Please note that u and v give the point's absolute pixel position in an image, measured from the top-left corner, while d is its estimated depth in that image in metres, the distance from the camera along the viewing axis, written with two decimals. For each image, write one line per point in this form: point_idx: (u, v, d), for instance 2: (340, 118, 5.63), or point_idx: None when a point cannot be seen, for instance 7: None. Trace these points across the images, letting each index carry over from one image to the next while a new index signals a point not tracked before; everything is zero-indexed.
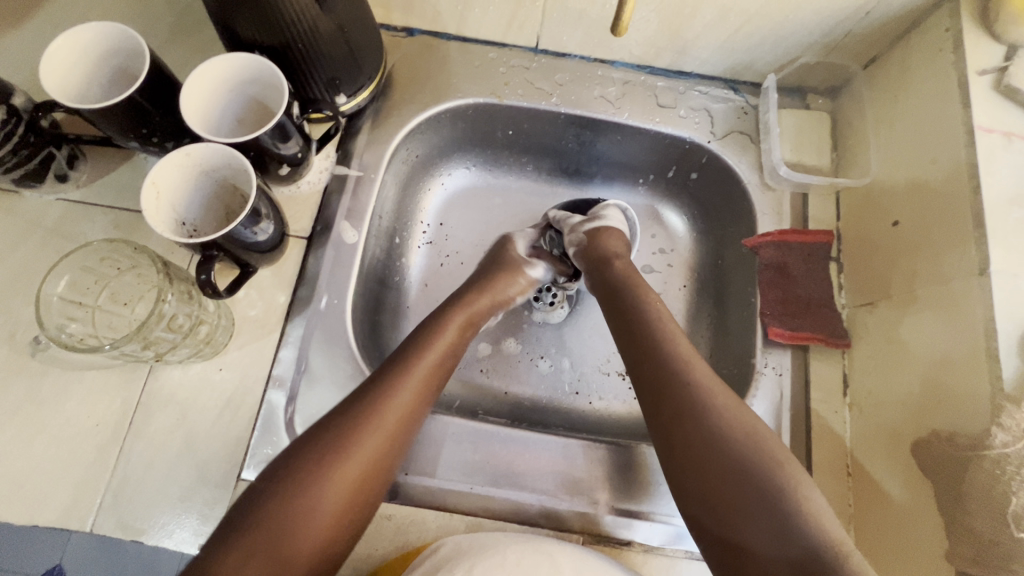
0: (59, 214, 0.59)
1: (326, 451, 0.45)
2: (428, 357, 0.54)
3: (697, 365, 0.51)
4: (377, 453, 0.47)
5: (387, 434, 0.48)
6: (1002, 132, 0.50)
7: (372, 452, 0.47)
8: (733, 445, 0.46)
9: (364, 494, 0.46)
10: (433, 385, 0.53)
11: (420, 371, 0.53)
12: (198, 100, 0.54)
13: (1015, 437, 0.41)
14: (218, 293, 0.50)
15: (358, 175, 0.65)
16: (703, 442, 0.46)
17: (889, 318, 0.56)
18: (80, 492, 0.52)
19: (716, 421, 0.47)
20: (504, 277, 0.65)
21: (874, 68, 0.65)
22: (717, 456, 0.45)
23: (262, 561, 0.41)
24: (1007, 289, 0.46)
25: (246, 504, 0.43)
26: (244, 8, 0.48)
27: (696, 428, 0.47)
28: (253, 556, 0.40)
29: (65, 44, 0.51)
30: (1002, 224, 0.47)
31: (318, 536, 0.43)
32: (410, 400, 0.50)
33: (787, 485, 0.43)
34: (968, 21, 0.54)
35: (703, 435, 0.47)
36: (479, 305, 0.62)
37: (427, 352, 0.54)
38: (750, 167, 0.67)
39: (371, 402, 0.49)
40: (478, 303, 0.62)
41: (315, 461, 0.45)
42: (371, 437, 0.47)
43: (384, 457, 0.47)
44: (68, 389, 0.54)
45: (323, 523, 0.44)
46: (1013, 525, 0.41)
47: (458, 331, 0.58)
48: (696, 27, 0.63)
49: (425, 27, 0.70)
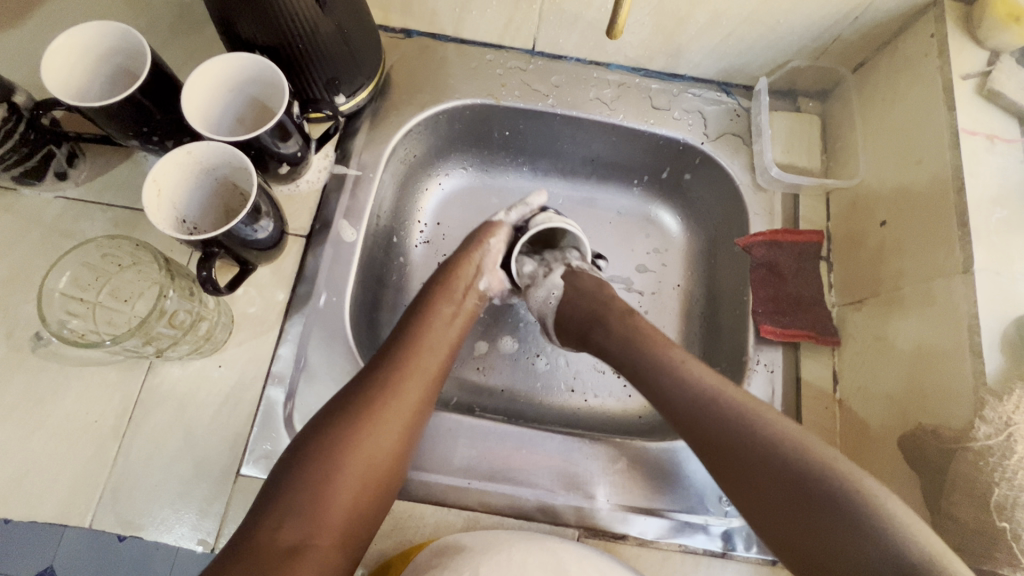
0: (59, 212, 0.59)
1: (346, 418, 0.49)
2: (431, 342, 0.57)
3: (726, 394, 0.50)
4: (393, 416, 0.50)
5: (399, 399, 0.51)
6: (985, 134, 0.52)
7: (388, 416, 0.50)
8: (776, 467, 0.45)
9: (386, 456, 0.49)
10: (439, 354, 0.57)
11: (423, 356, 0.56)
12: (201, 100, 0.55)
13: (998, 430, 0.43)
14: (219, 290, 0.51)
15: (356, 174, 0.66)
16: (752, 472, 0.46)
17: (877, 315, 0.57)
18: (79, 487, 0.52)
19: (760, 447, 0.46)
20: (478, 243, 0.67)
21: (862, 72, 0.67)
22: (768, 483, 0.45)
23: (292, 531, 0.44)
24: (990, 287, 0.47)
25: (274, 482, 0.46)
26: (245, 9, 0.49)
27: (742, 460, 0.46)
28: (283, 526, 0.44)
29: (68, 43, 0.52)
30: (985, 224, 0.49)
31: (348, 496, 0.47)
32: (417, 367, 0.54)
33: (835, 484, 0.43)
34: (953, 26, 0.56)
35: (749, 468, 0.46)
36: (465, 269, 0.64)
37: (429, 336, 0.57)
38: (742, 168, 0.68)
39: (383, 373, 0.53)
40: (461, 265, 0.64)
41: (330, 441, 0.48)
42: (387, 403, 0.51)
43: (399, 421, 0.51)
44: (67, 386, 0.55)
45: (351, 483, 0.47)
46: (996, 514, 0.42)
47: (458, 305, 0.62)
48: (690, 30, 0.64)
49: (423, 29, 0.71)
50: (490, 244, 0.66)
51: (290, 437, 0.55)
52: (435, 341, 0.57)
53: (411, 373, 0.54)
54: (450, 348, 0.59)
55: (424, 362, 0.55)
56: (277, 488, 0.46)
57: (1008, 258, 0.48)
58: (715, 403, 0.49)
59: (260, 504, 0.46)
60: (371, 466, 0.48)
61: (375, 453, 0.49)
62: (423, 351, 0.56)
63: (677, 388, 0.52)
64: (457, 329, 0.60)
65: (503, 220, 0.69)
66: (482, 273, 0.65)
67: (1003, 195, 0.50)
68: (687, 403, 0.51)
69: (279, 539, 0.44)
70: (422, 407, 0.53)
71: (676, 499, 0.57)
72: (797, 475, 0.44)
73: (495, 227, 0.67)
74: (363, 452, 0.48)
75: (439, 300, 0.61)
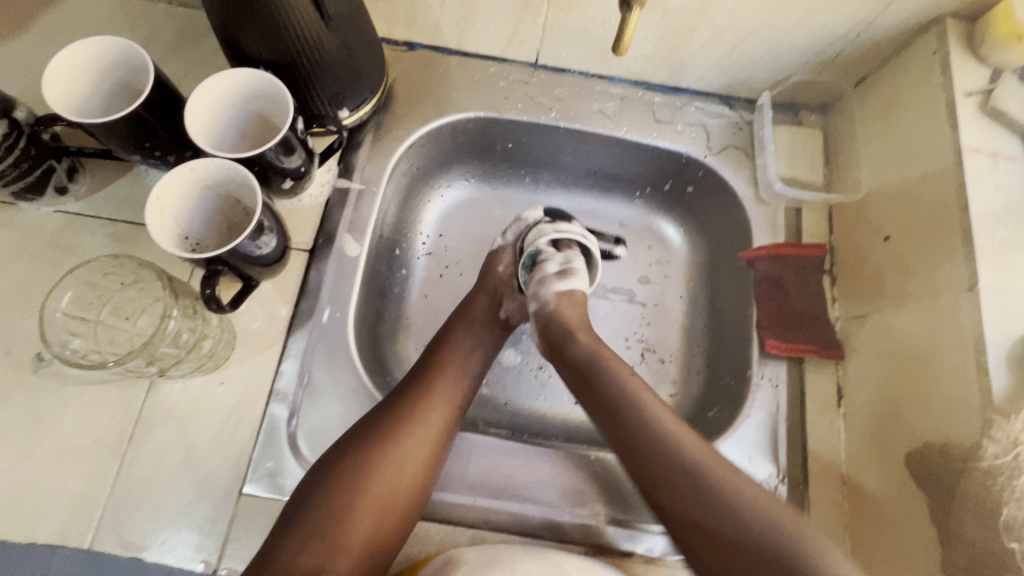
0: (59, 226, 0.59)
1: (368, 445, 0.51)
2: (453, 372, 0.58)
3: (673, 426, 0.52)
4: (413, 445, 0.52)
5: (421, 428, 0.53)
6: (988, 152, 0.52)
7: (409, 444, 0.52)
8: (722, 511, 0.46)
9: (406, 484, 0.50)
10: (461, 383, 0.58)
11: (444, 385, 0.57)
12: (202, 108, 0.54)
13: (1004, 449, 0.43)
14: (222, 307, 0.50)
15: (359, 188, 0.65)
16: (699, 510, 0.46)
17: (881, 328, 0.57)
18: (78, 508, 0.51)
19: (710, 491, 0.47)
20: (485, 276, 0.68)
21: (864, 86, 0.67)
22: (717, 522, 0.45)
23: (310, 555, 0.46)
24: (994, 304, 0.47)
25: (296, 507, 0.48)
26: (250, 25, 0.49)
27: (691, 500, 0.47)
28: (303, 550, 0.46)
29: (68, 58, 0.51)
30: (989, 241, 0.49)
31: (368, 522, 0.48)
32: (439, 397, 0.56)
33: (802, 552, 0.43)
34: (955, 44, 0.56)
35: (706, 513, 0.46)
36: (479, 300, 0.65)
37: (452, 367, 0.59)
38: (745, 181, 0.69)
39: (405, 401, 0.54)
40: (473, 299, 0.66)
41: (349, 465, 0.49)
42: (408, 431, 0.52)
43: (420, 449, 0.52)
44: (67, 403, 0.54)
45: (371, 509, 0.49)
46: (1004, 534, 0.42)
47: (476, 334, 0.63)
48: (694, 45, 0.64)
49: (426, 41, 0.70)
50: (500, 272, 0.68)
51: (294, 455, 0.55)
52: (457, 371, 0.59)
53: (432, 402, 0.55)
54: (471, 378, 0.60)
55: (444, 392, 0.56)
56: (301, 511, 0.47)
57: (1014, 276, 0.48)
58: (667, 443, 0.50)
59: (283, 526, 0.47)
60: (392, 492, 0.50)
61: (395, 479, 0.50)
62: (445, 380, 0.57)
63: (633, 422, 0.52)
64: (477, 359, 0.61)
65: (503, 243, 0.70)
66: (498, 300, 0.66)
67: (1006, 212, 0.50)
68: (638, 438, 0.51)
69: (300, 562, 0.45)
70: (443, 436, 0.54)
71: None
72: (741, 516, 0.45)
73: (499, 254, 0.69)
74: (384, 479, 0.50)
75: (458, 330, 0.62)
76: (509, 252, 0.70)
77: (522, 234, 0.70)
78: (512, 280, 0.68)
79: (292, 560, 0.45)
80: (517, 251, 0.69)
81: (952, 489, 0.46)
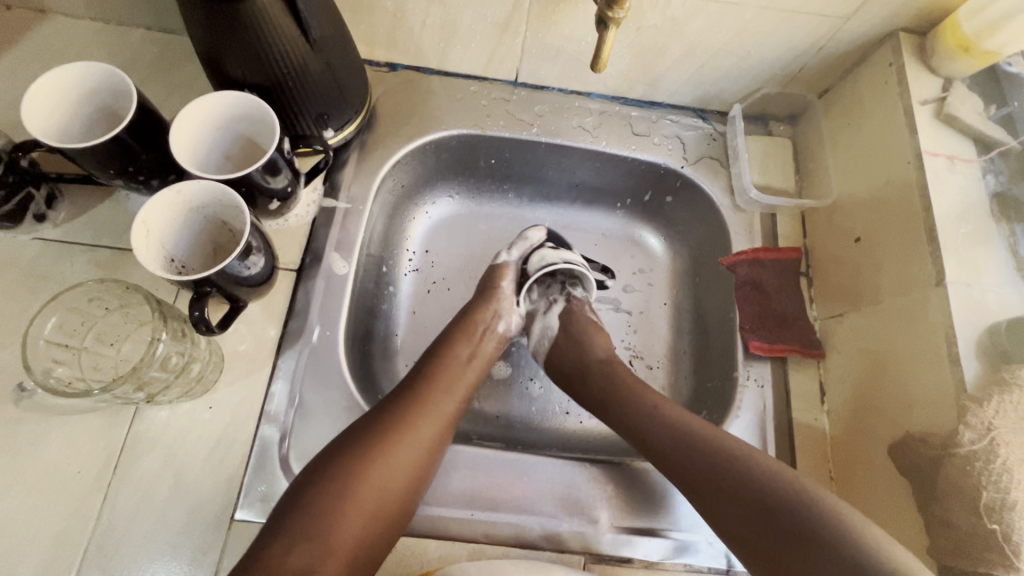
0: (35, 254, 0.58)
1: (361, 448, 0.50)
2: (448, 381, 0.58)
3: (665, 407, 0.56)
4: (406, 449, 0.52)
5: (413, 434, 0.53)
6: (946, 155, 0.56)
7: (402, 449, 0.51)
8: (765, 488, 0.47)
9: (396, 491, 0.50)
10: (457, 392, 0.58)
11: (440, 394, 0.57)
12: (188, 109, 0.53)
13: (980, 435, 0.44)
14: (211, 329, 0.50)
15: (345, 207, 0.66)
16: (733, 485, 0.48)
17: (859, 326, 0.59)
18: (61, 542, 0.50)
19: (739, 468, 0.48)
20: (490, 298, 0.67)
21: (829, 97, 0.71)
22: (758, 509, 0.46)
23: (299, 556, 0.45)
24: (961, 297, 0.50)
25: (285, 511, 0.47)
26: (236, 48, 0.49)
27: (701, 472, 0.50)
28: (292, 551, 0.45)
29: (48, 83, 0.51)
30: (953, 238, 0.52)
31: (357, 525, 0.48)
32: (435, 403, 0.56)
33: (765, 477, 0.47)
34: (910, 56, 0.60)
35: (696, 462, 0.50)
36: (483, 313, 0.66)
37: (446, 376, 0.59)
38: (722, 190, 0.71)
39: (400, 408, 0.54)
40: (477, 312, 0.66)
41: (341, 468, 0.49)
42: (400, 435, 0.52)
43: (412, 455, 0.52)
44: (47, 435, 0.52)
45: (360, 513, 0.48)
46: (986, 517, 0.43)
47: (474, 346, 0.63)
48: (666, 62, 0.67)
49: (407, 62, 0.72)
50: (502, 287, 0.68)
51: (287, 478, 0.54)
52: (452, 381, 0.59)
53: (426, 411, 0.55)
54: (467, 390, 0.60)
55: (440, 401, 0.56)
56: (290, 511, 0.47)
57: (976, 271, 0.51)
58: (718, 456, 0.50)
59: (267, 537, 0.46)
60: (381, 498, 0.49)
61: (385, 483, 0.50)
62: (440, 386, 0.57)
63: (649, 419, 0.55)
64: (476, 368, 0.62)
65: (507, 259, 0.70)
66: (499, 316, 0.66)
67: (966, 211, 0.54)
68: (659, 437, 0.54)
69: (289, 564, 0.44)
70: (435, 445, 0.54)
71: (680, 516, 0.58)
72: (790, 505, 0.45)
73: (503, 270, 0.69)
74: (375, 483, 0.49)
75: (457, 340, 0.62)
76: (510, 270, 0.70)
77: (528, 253, 0.71)
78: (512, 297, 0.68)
79: (281, 561, 0.44)
80: (522, 269, 0.70)
81: (934, 475, 0.47)
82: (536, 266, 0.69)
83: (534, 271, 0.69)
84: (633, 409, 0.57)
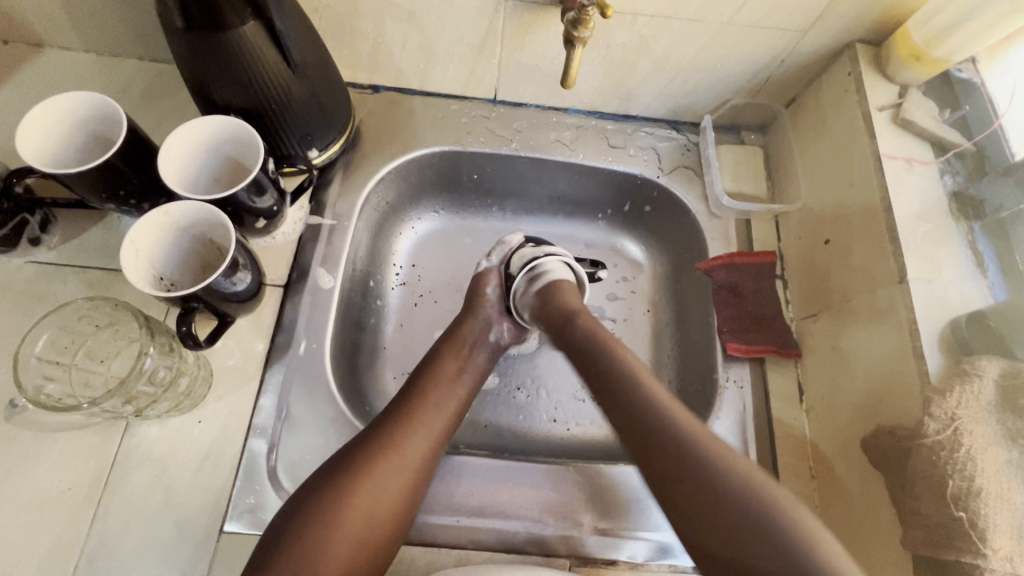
0: (30, 276, 0.59)
1: (350, 470, 0.50)
2: (436, 400, 0.58)
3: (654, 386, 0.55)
4: (394, 472, 0.51)
5: (401, 458, 0.52)
6: (903, 158, 0.58)
7: (389, 473, 0.51)
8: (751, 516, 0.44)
9: (383, 513, 0.50)
10: (445, 411, 0.58)
11: (429, 415, 0.57)
12: (203, 120, 0.56)
13: (945, 425, 0.46)
14: (199, 344, 0.52)
15: (331, 224, 0.68)
16: (689, 482, 0.47)
17: (830, 327, 0.61)
18: (53, 556, 0.50)
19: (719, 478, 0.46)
20: (477, 309, 0.68)
21: (794, 107, 0.73)
22: (692, 477, 0.48)
23: None
24: (923, 293, 0.52)
25: (269, 544, 0.47)
26: (221, 76, 0.52)
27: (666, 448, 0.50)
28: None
29: (40, 114, 0.53)
30: (913, 238, 0.54)
31: (343, 554, 0.47)
32: (422, 423, 0.56)
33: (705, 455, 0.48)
34: (866, 66, 0.63)
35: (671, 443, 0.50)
36: (471, 323, 0.67)
37: (434, 395, 0.59)
38: (697, 198, 0.73)
39: (384, 429, 0.54)
40: (465, 321, 0.67)
41: (326, 496, 0.49)
42: (384, 457, 0.52)
43: (399, 478, 0.52)
44: (40, 451, 0.53)
45: (347, 538, 0.48)
46: (953, 505, 0.44)
47: (464, 361, 0.63)
48: (637, 77, 0.70)
49: (390, 84, 0.75)
50: (488, 294, 0.69)
51: (275, 489, 0.55)
52: (443, 399, 0.59)
53: (415, 433, 0.54)
54: (456, 407, 0.60)
55: (428, 422, 0.56)
56: (277, 540, 0.47)
57: (936, 268, 0.53)
58: (673, 433, 0.50)
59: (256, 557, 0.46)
60: (370, 523, 0.49)
61: (373, 506, 0.50)
62: (428, 407, 0.57)
63: (619, 394, 0.55)
64: (467, 381, 0.62)
65: (489, 266, 0.71)
66: (490, 325, 0.68)
67: (926, 211, 0.56)
68: (628, 406, 0.54)
69: None
70: (424, 466, 0.54)
71: (661, 519, 0.58)
72: (732, 487, 0.46)
73: (486, 275, 0.70)
74: (363, 508, 0.49)
75: (447, 356, 0.63)
76: (497, 275, 0.71)
77: (507, 257, 0.72)
78: (499, 302, 0.69)
79: None
80: (505, 273, 0.70)
81: (905, 465, 0.48)
82: (518, 267, 0.69)
83: (516, 270, 0.69)
84: (615, 373, 0.57)
